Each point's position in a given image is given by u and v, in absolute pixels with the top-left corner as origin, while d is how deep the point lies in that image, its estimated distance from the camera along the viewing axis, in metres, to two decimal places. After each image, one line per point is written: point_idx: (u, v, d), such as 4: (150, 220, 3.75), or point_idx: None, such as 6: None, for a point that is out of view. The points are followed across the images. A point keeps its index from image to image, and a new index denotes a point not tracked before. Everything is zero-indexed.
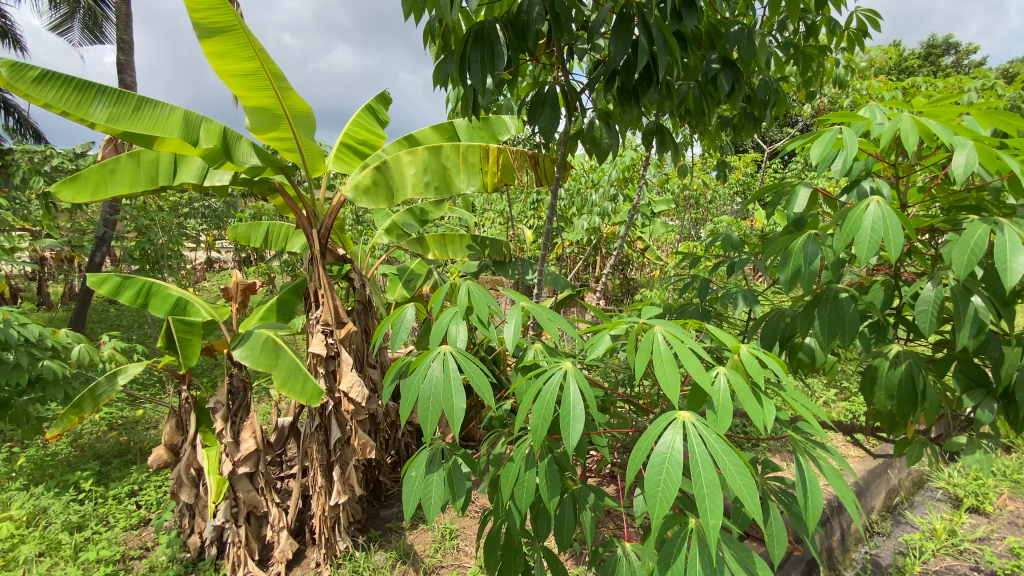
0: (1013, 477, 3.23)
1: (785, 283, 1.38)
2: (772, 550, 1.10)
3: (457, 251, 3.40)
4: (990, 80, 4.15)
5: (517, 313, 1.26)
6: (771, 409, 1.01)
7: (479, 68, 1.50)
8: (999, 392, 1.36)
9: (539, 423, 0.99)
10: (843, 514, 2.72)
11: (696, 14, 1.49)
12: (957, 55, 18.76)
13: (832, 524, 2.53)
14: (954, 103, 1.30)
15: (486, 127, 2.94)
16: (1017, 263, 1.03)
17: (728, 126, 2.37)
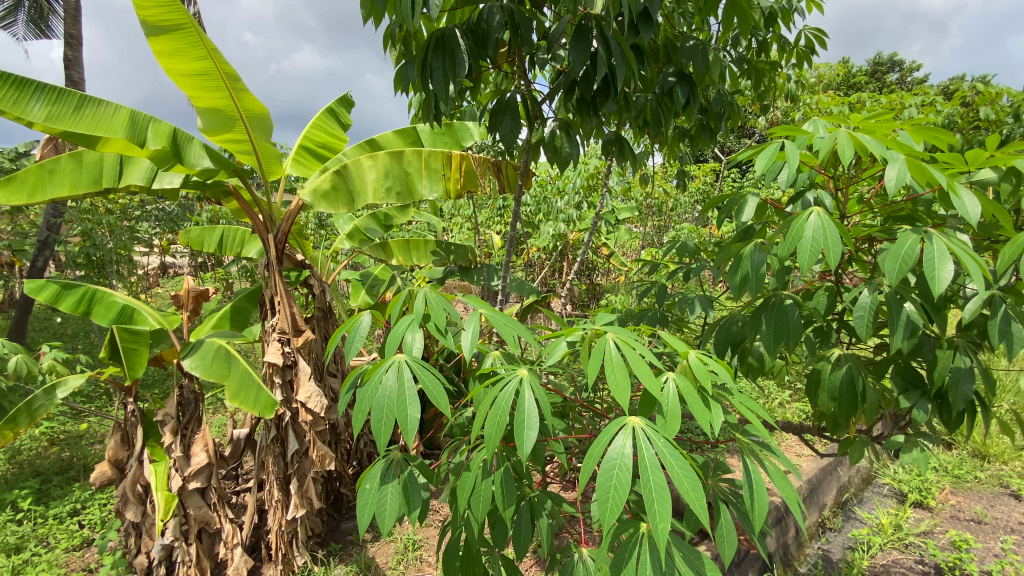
0: (953, 472, 3.42)
1: (735, 288, 1.44)
2: (724, 551, 1.12)
3: (421, 256, 3.36)
4: (929, 97, 4.42)
5: (475, 320, 1.25)
6: (719, 412, 1.03)
7: (440, 75, 1.49)
8: (932, 392, 1.43)
9: (494, 430, 0.99)
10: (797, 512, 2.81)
11: (653, 29, 1.54)
12: (901, 73, 19.93)
13: (787, 522, 2.62)
14: (886, 119, 1.38)
15: (450, 133, 2.94)
16: (943, 271, 1.10)
17: (686, 138, 2.44)
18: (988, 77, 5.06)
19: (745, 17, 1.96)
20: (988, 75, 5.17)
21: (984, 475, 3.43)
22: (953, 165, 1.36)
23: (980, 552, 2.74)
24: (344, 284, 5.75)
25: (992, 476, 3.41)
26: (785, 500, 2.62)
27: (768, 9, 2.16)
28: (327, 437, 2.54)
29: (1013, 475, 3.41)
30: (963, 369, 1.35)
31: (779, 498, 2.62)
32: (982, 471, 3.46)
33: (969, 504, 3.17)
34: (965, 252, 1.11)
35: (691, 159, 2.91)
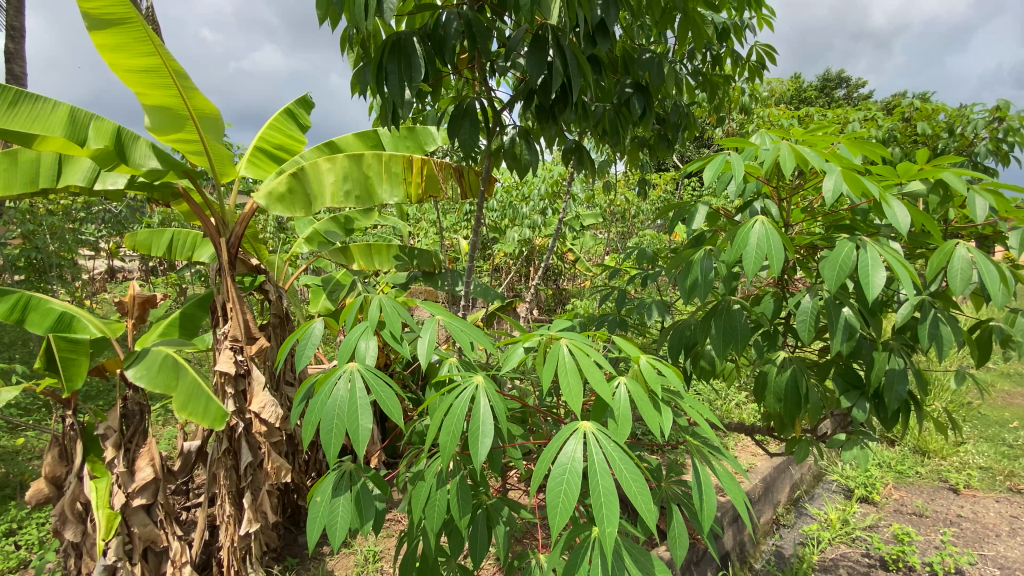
0: (896, 468, 3.62)
1: (685, 293, 1.48)
2: (676, 552, 1.14)
3: (384, 261, 3.24)
4: (872, 112, 4.68)
5: (430, 327, 1.24)
6: (668, 415, 1.05)
7: (396, 79, 1.47)
8: (870, 392, 1.50)
9: (448, 439, 0.98)
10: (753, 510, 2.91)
11: (609, 41, 1.60)
12: (848, 89, 21.03)
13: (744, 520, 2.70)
14: (824, 133, 1.46)
15: (412, 137, 2.88)
16: (876, 277, 1.16)
17: (646, 148, 2.50)
18: (925, 96, 5.40)
19: (699, 31, 2.03)
20: (925, 94, 5.52)
21: (924, 470, 3.63)
22: (886, 176, 1.44)
23: (922, 544, 2.88)
24: (304, 289, 5.60)
25: (932, 470, 3.61)
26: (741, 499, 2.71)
27: (721, 25, 2.24)
28: (283, 448, 2.45)
29: (950, 469, 3.63)
30: (897, 370, 1.42)
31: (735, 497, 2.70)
32: (923, 466, 3.66)
33: (910, 497, 3.35)
34: (896, 260, 1.18)
35: (652, 168, 2.98)
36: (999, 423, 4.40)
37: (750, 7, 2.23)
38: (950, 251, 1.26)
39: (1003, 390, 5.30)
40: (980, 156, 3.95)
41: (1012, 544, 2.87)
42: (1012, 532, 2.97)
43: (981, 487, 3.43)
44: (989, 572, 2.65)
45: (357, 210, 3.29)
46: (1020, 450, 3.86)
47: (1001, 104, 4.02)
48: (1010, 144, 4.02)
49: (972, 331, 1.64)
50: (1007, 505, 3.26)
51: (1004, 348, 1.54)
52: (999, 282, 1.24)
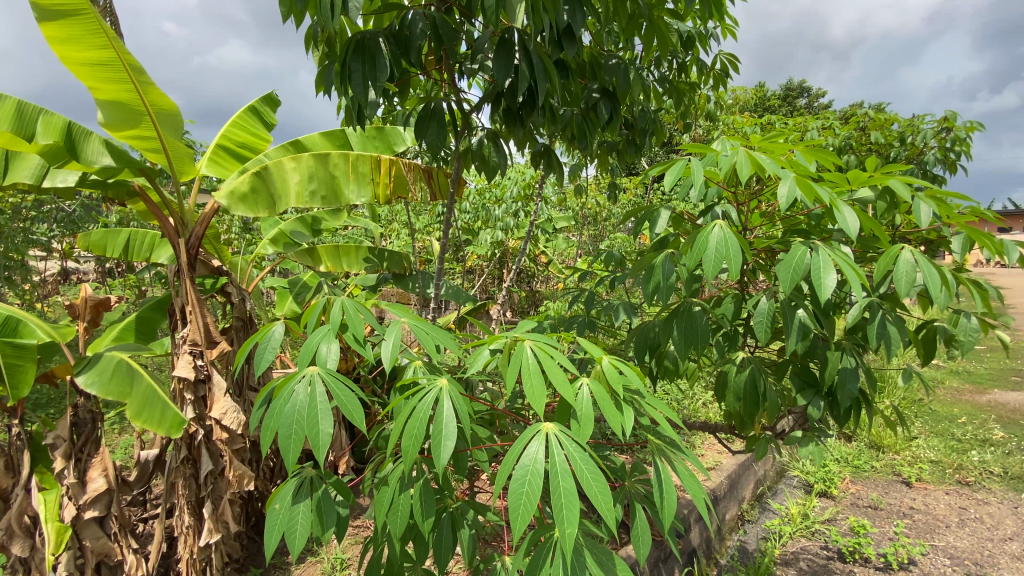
0: (853, 463, 3.77)
1: (648, 295, 1.51)
2: (639, 550, 1.16)
3: (352, 263, 3.19)
4: (830, 121, 4.88)
5: (394, 330, 1.22)
6: (630, 415, 1.07)
7: (360, 78, 1.45)
8: (825, 390, 1.56)
9: (411, 443, 0.97)
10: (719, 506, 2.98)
11: (575, 46, 1.62)
12: (809, 98, 21.85)
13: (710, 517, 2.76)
14: (780, 141, 1.51)
15: (381, 137, 2.85)
16: (827, 279, 1.21)
17: (614, 152, 2.54)
18: (879, 106, 5.67)
19: (664, 39, 2.07)
20: (879, 105, 5.79)
21: (879, 464, 3.79)
22: (839, 183, 1.50)
23: (877, 535, 2.99)
24: (271, 291, 5.47)
25: (886, 465, 3.77)
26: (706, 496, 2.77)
27: (685, 34, 2.31)
28: (246, 455, 2.38)
29: (902, 463, 3.80)
30: (849, 369, 1.48)
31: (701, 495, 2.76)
32: (878, 461, 3.83)
33: (866, 491, 3.49)
34: (846, 264, 1.22)
35: (622, 172, 3.03)
36: (947, 418, 4.63)
37: (714, 16, 2.30)
38: (896, 254, 1.32)
39: (950, 387, 5.59)
40: (928, 165, 4.17)
41: (960, 534, 3.00)
42: (961, 523, 3.11)
43: (931, 480, 3.59)
44: (938, 561, 2.77)
45: (326, 210, 3.22)
46: (966, 444, 4.07)
47: (948, 115, 4.25)
48: (956, 153, 4.26)
49: (918, 332, 1.72)
50: (956, 496, 3.42)
51: (948, 347, 1.62)
52: (942, 284, 1.31)
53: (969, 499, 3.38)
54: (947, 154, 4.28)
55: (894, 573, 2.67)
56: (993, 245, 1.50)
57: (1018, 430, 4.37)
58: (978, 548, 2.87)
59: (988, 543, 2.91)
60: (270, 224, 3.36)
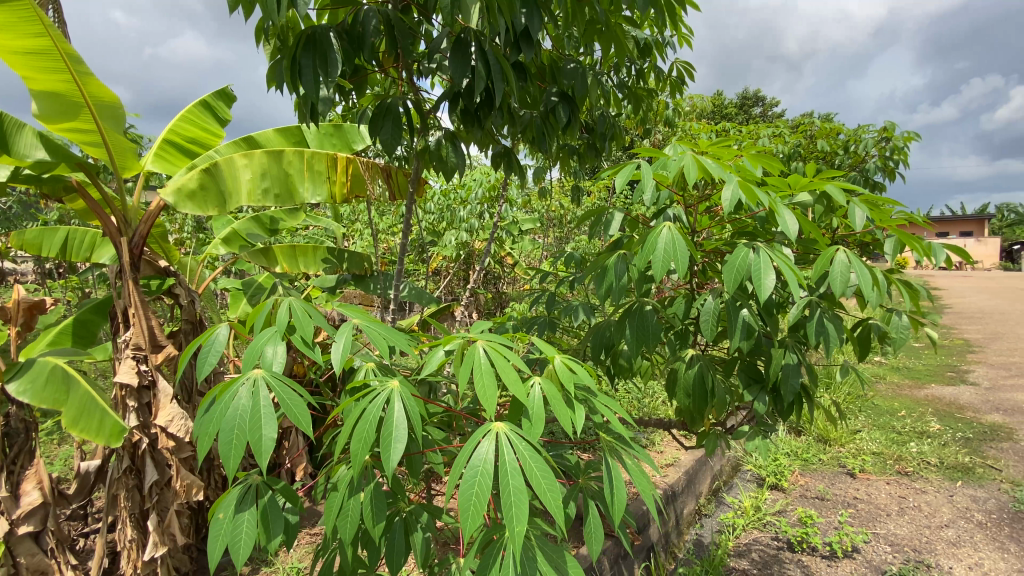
0: (802, 457, 3.95)
1: (601, 296, 1.56)
2: (591, 547, 1.19)
3: (310, 263, 3.09)
4: (780, 130, 5.10)
5: (346, 332, 1.19)
6: (582, 414, 1.09)
7: (310, 74, 1.41)
8: (769, 386, 1.62)
9: (359, 446, 0.96)
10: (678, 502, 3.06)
11: (533, 49, 1.62)
12: (763, 108, 22.78)
13: (669, 512, 2.83)
14: (727, 147, 1.56)
15: (339, 135, 2.81)
16: (768, 280, 1.26)
17: (575, 156, 2.57)
18: (827, 116, 5.96)
19: (621, 46, 2.12)
20: (827, 115, 6.09)
21: (826, 457, 3.98)
22: (782, 188, 1.57)
23: (823, 525, 3.13)
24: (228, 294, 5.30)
25: (833, 458, 3.96)
26: (664, 492, 2.84)
27: (642, 41, 2.36)
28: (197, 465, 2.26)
29: (848, 456, 3.99)
30: (791, 366, 1.54)
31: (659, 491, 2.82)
32: (826, 454, 4.02)
33: (814, 483, 3.65)
34: (785, 265, 1.28)
35: (585, 175, 3.06)
36: (889, 412, 4.90)
37: (670, 25, 2.36)
38: (832, 255, 1.39)
39: (891, 383, 5.91)
40: (870, 172, 4.41)
41: (900, 522, 3.15)
42: (901, 511, 3.27)
43: (873, 471, 3.78)
44: (880, 548, 2.90)
45: (283, 209, 3.11)
46: (906, 436, 4.31)
47: (887, 126, 4.52)
48: (894, 162, 4.52)
49: (854, 329, 1.81)
50: (897, 486, 3.60)
51: (881, 344, 1.71)
52: (873, 284, 1.39)
53: (907, 488, 3.57)
54: (887, 163, 4.54)
55: (839, 561, 2.79)
56: (923, 247, 1.59)
57: (951, 423, 4.65)
58: (916, 535, 3.02)
59: (926, 530, 3.06)
60: (223, 222, 3.24)
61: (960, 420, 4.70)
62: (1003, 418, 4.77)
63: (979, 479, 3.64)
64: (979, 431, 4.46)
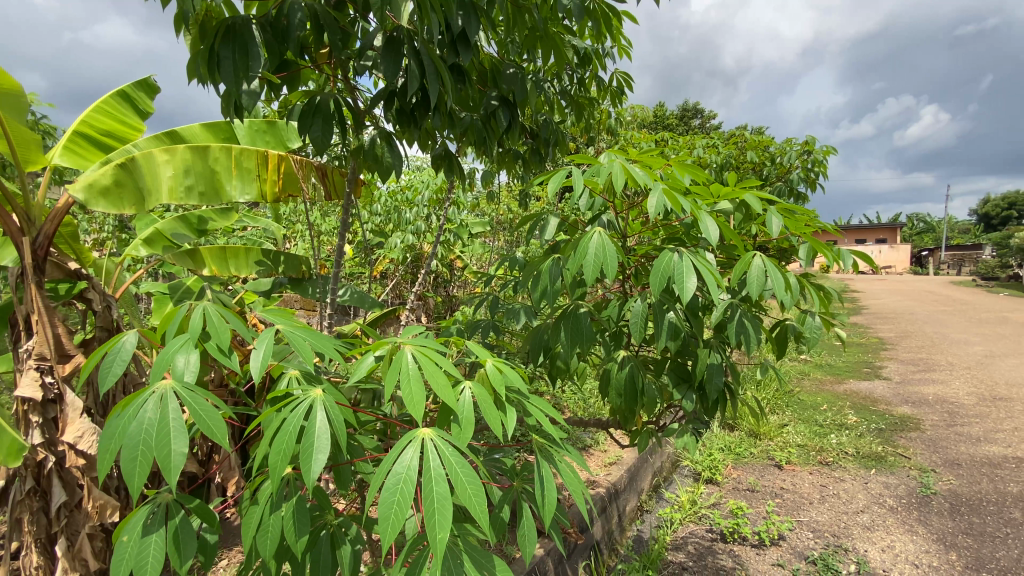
0: (735, 451, 4.17)
1: (536, 298, 1.58)
2: (524, 549, 1.20)
3: (241, 266, 2.90)
4: (715, 140, 5.38)
5: (268, 337, 1.13)
6: (512, 416, 1.09)
7: (230, 67, 1.34)
8: (696, 385, 1.69)
9: (277, 459, 0.91)
10: (620, 500, 3.15)
11: (471, 52, 1.63)
12: (701, 119, 23.96)
13: (611, 511, 2.90)
14: (656, 155, 1.60)
15: (272, 131, 2.69)
16: (689, 283, 1.32)
17: (520, 160, 2.60)
18: (758, 129, 6.36)
19: (561, 55, 2.17)
20: (757, 128, 6.49)
21: (756, 450, 4.21)
22: (707, 196, 1.64)
23: (753, 515, 3.30)
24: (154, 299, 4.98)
25: (763, 451, 4.20)
26: (608, 490, 2.91)
27: (582, 50, 2.42)
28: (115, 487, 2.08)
29: (776, 449, 4.24)
30: (715, 364, 1.62)
31: (603, 489, 2.89)
32: (756, 448, 4.26)
33: (745, 475, 3.85)
34: (705, 269, 1.34)
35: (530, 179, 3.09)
36: (812, 406, 5.25)
37: (609, 37, 2.44)
38: (749, 260, 1.46)
39: (815, 379, 6.35)
40: (793, 183, 4.74)
41: (821, 509, 3.37)
42: (821, 499, 3.51)
43: (799, 462, 4.03)
44: (803, 535, 3.09)
45: (214, 209, 2.94)
46: (827, 428, 4.63)
47: (808, 140, 4.86)
48: (815, 174, 4.88)
49: (773, 329, 1.92)
50: (818, 475, 3.86)
51: (797, 343, 1.82)
52: (787, 288, 1.48)
53: (828, 477, 3.83)
54: (809, 174, 4.89)
55: (767, 548, 2.95)
56: (833, 254, 1.70)
57: (867, 415, 5.04)
58: (835, 521, 3.23)
59: (843, 516, 3.29)
60: (146, 221, 3.01)
61: (874, 412, 5.10)
62: (911, 410, 5.21)
63: (890, 467, 3.95)
64: (890, 422, 4.85)
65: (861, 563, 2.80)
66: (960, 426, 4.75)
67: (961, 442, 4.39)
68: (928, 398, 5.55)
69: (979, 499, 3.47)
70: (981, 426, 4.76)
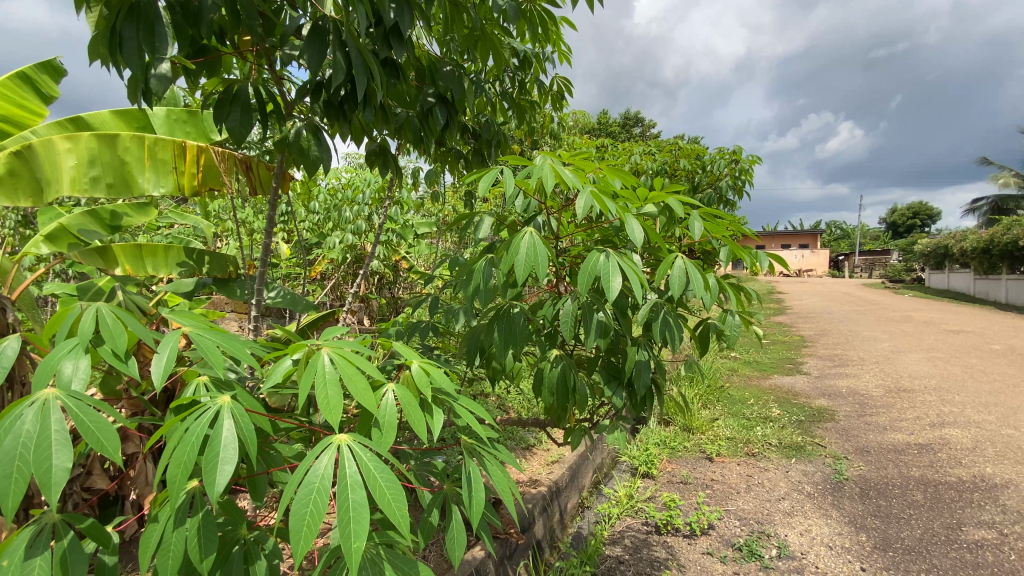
0: (670, 445, 4.34)
1: (469, 298, 1.57)
2: (453, 552, 1.19)
3: (160, 265, 2.60)
4: (651, 148, 5.59)
5: (171, 342, 1.05)
6: (437, 419, 1.07)
7: (133, 47, 1.23)
8: (625, 382, 1.74)
9: (177, 472, 0.85)
10: (562, 498, 3.19)
11: (404, 46, 1.60)
12: (640, 127, 24.85)
13: (553, 508, 2.93)
14: (587, 159, 1.63)
15: (194, 122, 2.46)
16: (614, 282, 1.35)
17: (461, 160, 2.57)
18: (694, 139, 6.70)
19: (500, 57, 2.16)
20: (692, 138, 6.83)
21: (690, 444, 4.39)
22: (636, 200, 1.69)
23: (685, 506, 3.44)
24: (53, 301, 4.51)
25: (695, 445, 4.39)
26: (549, 489, 2.93)
27: (522, 53, 2.44)
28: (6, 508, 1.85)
29: (707, 442, 4.44)
30: (642, 362, 1.66)
31: (544, 488, 2.91)
32: (689, 441, 4.44)
33: (679, 469, 4.01)
34: (630, 269, 1.37)
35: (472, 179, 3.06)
36: (740, 401, 5.56)
37: (550, 42, 2.47)
38: (672, 261, 1.52)
39: (742, 375, 6.73)
40: (723, 190, 5.04)
41: (748, 498, 3.57)
42: (748, 488, 3.71)
43: (727, 454, 4.23)
44: (731, 523, 3.25)
45: (131, 203, 2.63)
46: (753, 421, 4.91)
47: (735, 150, 5.16)
48: (742, 181, 5.19)
49: (697, 328, 2.00)
50: (745, 465, 4.08)
51: (718, 341, 1.91)
52: (706, 288, 1.54)
53: (754, 467, 4.05)
54: (737, 182, 5.21)
55: (697, 538, 3.08)
56: (750, 257, 1.78)
57: (788, 408, 5.39)
58: (759, 509, 3.42)
59: (767, 503, 3.49)
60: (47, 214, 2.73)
61: (795, 405, 5.47)
62: (827, 402, 5.62)
63: (808, 455, 4.24)
64: (809, 414, 5.22)
65: (782, 547, 2.98)
66: (869, 416, 5.17)
67: (870, 431, 4.78)
68: (841, 391, 6.01)
69: (885, 483, 3.78)
70: (887, 416, 5.20)
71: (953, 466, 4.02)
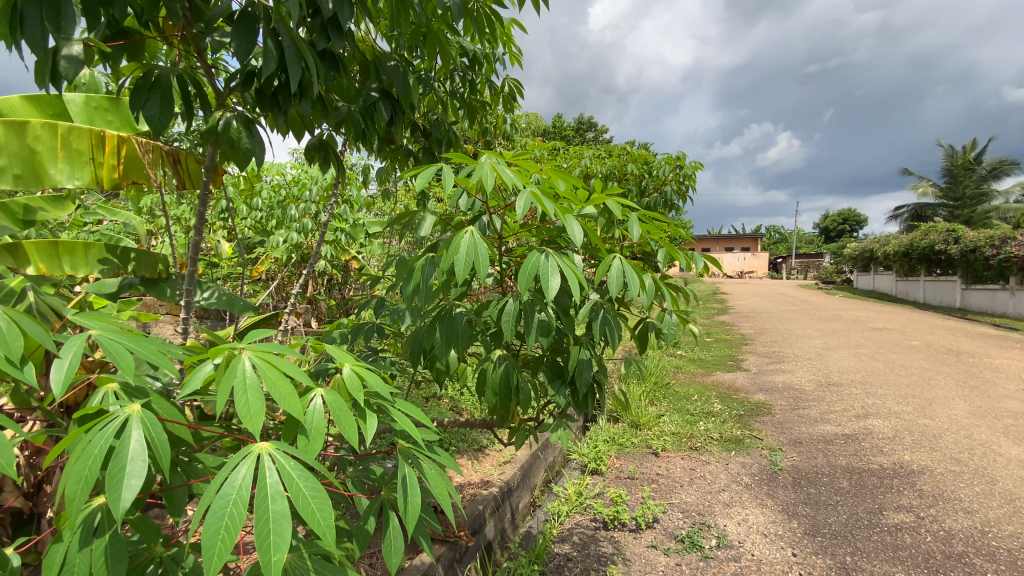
0: (618, 442, 4.43)
1: (409, 297, 1.54)
2: (389, 559, 1.16)
3: (81, 264, 2.35)
4: (601, 151, 5.70)
5: (75, 346, 0.97)
6: (369, 422, 1.05)
7: (36, 26, 1.13)
8: (568, 380, 1.76)
9: (77, 489, 0.79)
10: (514, 498, 3.19)
11: (343, 39, 1.55)
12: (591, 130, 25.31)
13: (504, 509, 2.93)
14: (531, 159, 1.63)
15: (116, 110, 2.26)
16: (553, 282, 1.36)
17: (410, 159, 2.52)
18: (642, 144, 6.88)
19: (446, 55, 2.14)
20: (641, 143, 7.01)
21: (637, 440, 4.50)
22: (578, 202, 1.70)
23: (631, 501, 3.53)
24: None
25: (642, 440, 4.51)
26: (500, 490, 2.92)
27: (471, 52, 2.42)
28: None
29: (653, 437, 4.57)
30: (584, 360, 1.69)
31: (495, 489, 2.90)
32: (637, 438, 4.56)
33: (627, 465, 4.10)
34: (569, 269, 1.38)
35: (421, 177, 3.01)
36: (685, 397, 5.76)
37: (499, 42, 2.46)
38: (611, 262, 1.54)
39: (687, 372, 6.98)
40: (668, 195, 5.19)
41: (691, 491, 3.69)
42: (691, 481, 3.84)
43: (672, 449, 4.37)
44: (674, 516, 3.35)
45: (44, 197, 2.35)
46: (696, 416, 5.09)
47: (680, 156, 5.33)
48: (686, 186, 5.37)
49: (637, 327, 2.04)
50: (688, 459, 4.23)
51: (657, 339, 1.96)
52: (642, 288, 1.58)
53: (697, 461, 4.20)
54: (681, 187, 5.39)
55: (642, 532, 3.15)
56: (686, 258, 1.84)
57: (729, 403, 5.63)
58: (701, 501, 3.55)
59: (709, 495, 3.63)
60: None
61: (735, 400, 5.73)
62: (765, 397, 5.92)
63: (746, 448, 4.44)
64: (747, 408, 5.48)
65: (721, 537, 3.11)
66: (801, 409, 5.48)
67: (803, 424, 5.06)
68: (777, 386, 6.34)
69: (815, 472, 4.01)
70: (818, 408, 5.53)
71: (875, 455, 4.32)
